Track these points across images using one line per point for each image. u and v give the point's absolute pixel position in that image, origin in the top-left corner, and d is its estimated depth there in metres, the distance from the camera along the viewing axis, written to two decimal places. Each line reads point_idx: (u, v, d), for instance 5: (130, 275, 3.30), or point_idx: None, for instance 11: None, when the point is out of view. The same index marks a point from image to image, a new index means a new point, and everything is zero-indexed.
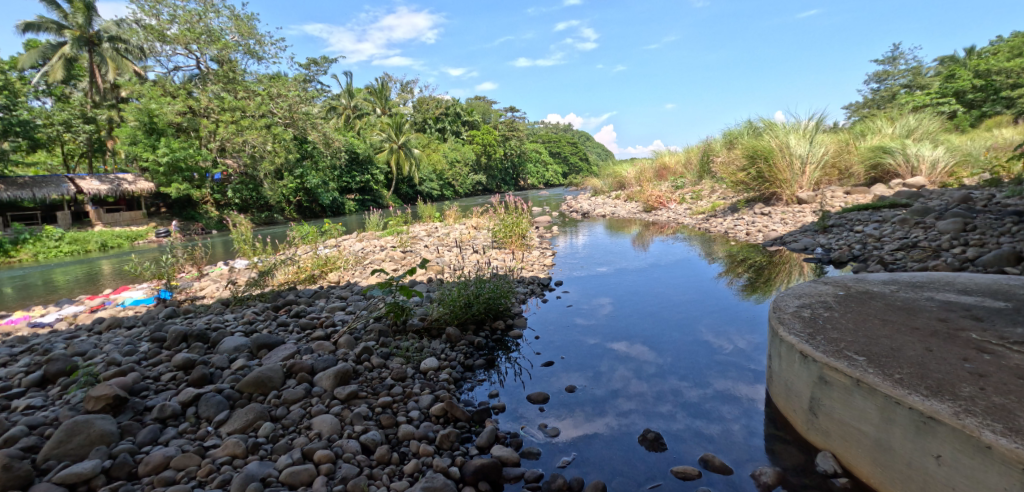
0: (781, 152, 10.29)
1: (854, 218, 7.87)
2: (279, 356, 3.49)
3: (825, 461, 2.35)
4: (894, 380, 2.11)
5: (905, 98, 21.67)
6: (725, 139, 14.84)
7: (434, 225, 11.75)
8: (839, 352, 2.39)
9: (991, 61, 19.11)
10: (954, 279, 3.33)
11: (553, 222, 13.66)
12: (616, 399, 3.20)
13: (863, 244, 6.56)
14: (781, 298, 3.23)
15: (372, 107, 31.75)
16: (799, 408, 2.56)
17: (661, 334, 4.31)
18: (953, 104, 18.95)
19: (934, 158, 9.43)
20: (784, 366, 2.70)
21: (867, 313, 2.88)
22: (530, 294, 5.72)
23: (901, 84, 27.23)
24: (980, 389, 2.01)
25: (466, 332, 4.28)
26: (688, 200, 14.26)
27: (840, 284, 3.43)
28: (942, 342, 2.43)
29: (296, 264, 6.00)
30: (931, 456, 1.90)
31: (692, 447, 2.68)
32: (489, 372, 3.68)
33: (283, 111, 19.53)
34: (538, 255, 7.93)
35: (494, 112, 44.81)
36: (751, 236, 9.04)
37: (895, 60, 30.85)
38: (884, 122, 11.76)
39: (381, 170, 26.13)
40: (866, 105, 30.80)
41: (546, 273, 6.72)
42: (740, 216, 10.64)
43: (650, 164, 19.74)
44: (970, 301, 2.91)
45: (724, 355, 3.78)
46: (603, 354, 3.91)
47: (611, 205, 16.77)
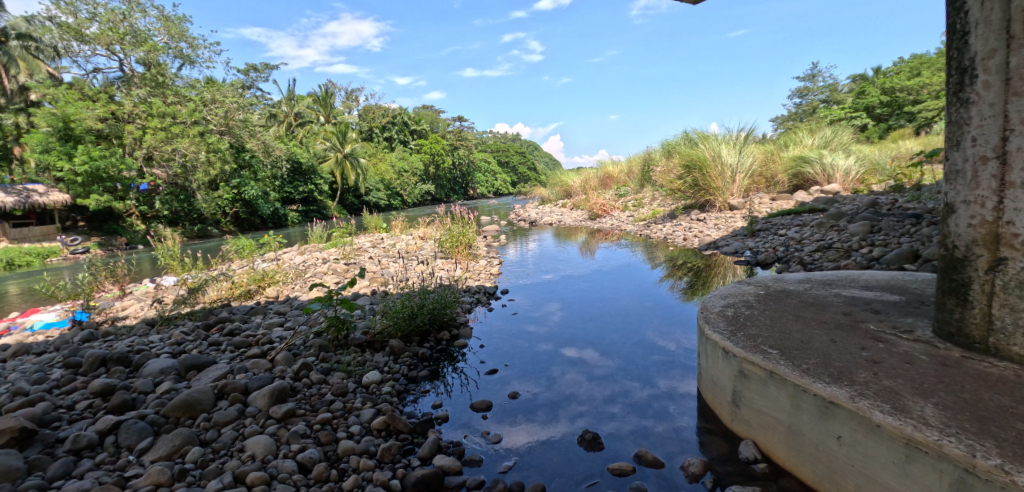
0: (713, 162, 10.95)
1: (779, 222, 8.49)
2: (210, 377, 3.33)
3: (746, 448, 2.52)
4: (801, 370, 2.29)
5: (824, 112, 23.61)
6: (662, 149, 15.56)
7: (380, 236, 11.59)
8: (755, 347, 2.58)
9: (895, 79, 21.11)
10: (860, 276, 3.68)
11: (500, 231, 13.82)
12: (565, 404, 3.28)
13: (786, 247, 7.09)
14: (709, 299, 3.45)
15: (316, 115, 31.17)
16: (724, 401, 2.73)
17: (606, 337, 4.47)
18: (864, 118, 20.89)
19: (846, 167, 10.30)
20: (710, 362, 2.87)
21: (783, 309, 3.13)
22: (477, 303, 5.74)
23: (820, 100, 29.68)
24: (874, 373, 2.21)
25: (410, 344, 4.26)
26: (631, 207, 14.84)
27: (761, 284, 3.70)
28: (844, 333, 2.67)
29: (230, 279, 5.74)
30: (833, 437, 2.08)
31: (628, 444, 2.81)
32: (433, 383, 3.68)
33: (218, 118, 18.46)
34: (485, 264, 8.00)
35: (443, 121, 44.80)
36: (687, 240, 9.54)
37: (814, 77, 33.44)
38: (804, 135, 12.72)
39: (325, 180, 25.47)
40: (791, 117, 33.04)
41: (492, 282, 6.79)
42: (678, 221, 11.21)
43: (595, 173, 20.35)
44: (870, 296, 3.23)
45: (664, 355, 3.98)
46: (551, 360, 4.01)
47: (558, 214, 17.22)
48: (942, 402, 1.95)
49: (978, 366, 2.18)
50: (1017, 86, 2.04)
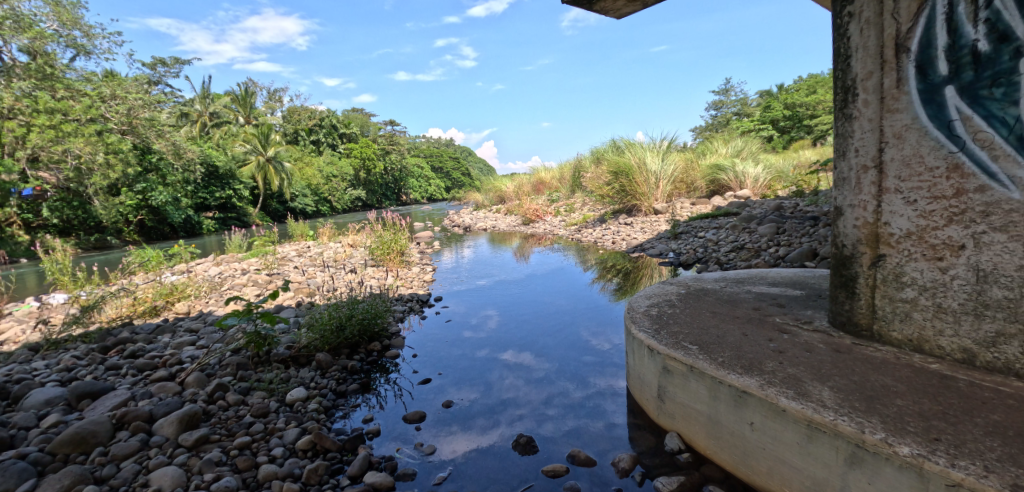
0: (639, 169, 11.50)
1: (698, 225, 9.05)
2: (107, 406, 3.00)
3: (671, 440, 2.64)
4: (718, 363, 2.44)
5: (737, 123, 25.54)
6: (592, 156, 16.11)
7: (306, 244, 11.05)
8: (677, 343, 2.72)
9: (796, 95, 23.28)
10: (768, 274, 4.00)
11: (434, 237, 13.65)
12: (503, 409, 3.28)
13: (705, 248, 7.57)
14: (635, 299, 3.60)
15: (234, 115, 29.44)
16: (650, 396, 2.85)
17: (541, 340, 4.53)
18: (770, 130, 22.84)
19: (755, 174, 11.21)
20: (636, 360, 2.99)
21: (701, 306, 3.34)
22: (409, 312, 5.62)
23: (733, 112, 32.10)
24: (779, 363, 2.39)
25: (339, 357, 4.08)
26: (562, 212, 15.20)
27: (682, 284, 3.92)
28: (754, 326, 2.89)
29: (132, 296, 5.22)
30: (746, 423, 2.23)
31: (562, 445, 2.85)
32: (364, 396, 3.55)
33: (119, 116, 16.75)
34: (418, 271, 7.86)
35: (373, 125, 43.67)
36: (616, 244, 9.92)
37: (728, 91, 36.13)
38: (719, 144, 13.68)
39: (246, 185, 23.92)
40: (708, 128, 35.42)
41: (425, 290, 6.68)
42: (608, 225, 11.64)
43: (528, 179, 20.67)
44: (776, 292, 3.51)
45: (598, 355, 4.10)
46: (489, 365, 4.00)
47: (492, 219, 17.30)
48: (836, 385, 2.15)
49: (865, 351, 2.43)
50: (890, 104, 2.32)
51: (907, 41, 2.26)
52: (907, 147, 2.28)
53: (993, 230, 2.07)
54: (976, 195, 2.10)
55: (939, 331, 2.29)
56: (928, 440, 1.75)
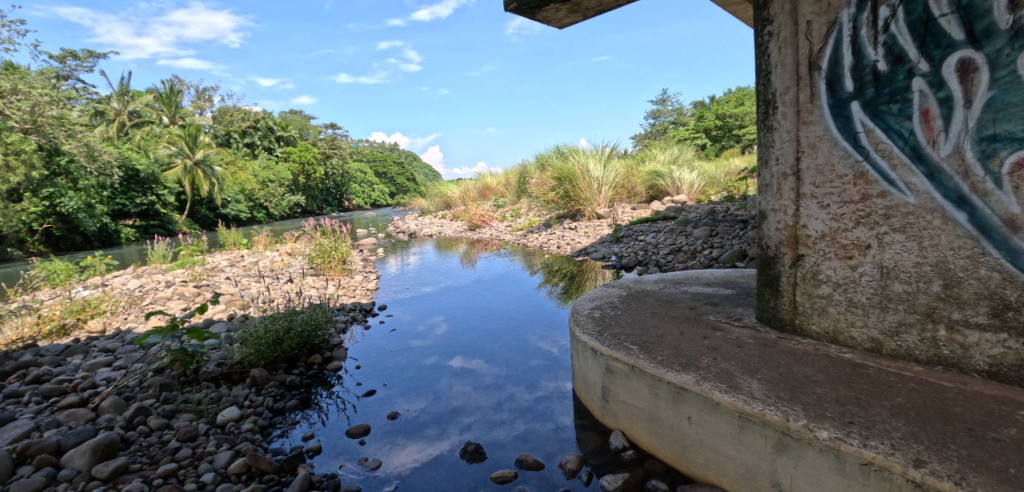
0: (582, 175, 11.78)
1: (639, 229, 9.39)
2: (4, 439, 2.69)
3: (616, 438, 2.71)
4: (657, 362, 2.54)
5: (673, 132, 26.79)
6: (536, 162, 16.34)
7: (238, 253, 10.45)
8: (619, 344, 2.80)
9: (726, 106, 24.75)
10: (703, 275, 4.20)
11: (378, 243, 13.32)
12: (452, 418, 3.24)
13: (645, 251, 7.86)
14: (579, 302, 3.67)
15: (156, 115, 27.59)
16: (594, 397, 2.91)
17: (490, 345, 4.51)
18: (703, 139, 24.12)
19: (691, 180, 11.80)
20: (581, 362, 3.05)
21: (642, 307, 3.46)
22: (352, 322, 5.44)
23: (670, 122, 33.63)
24: (713, 359, 2.52)
25: (275, 372, 3.89)
26: (508, 218, 15.29)
27: (624, 286, 4.04)
28: (690, 325, 3.03)
29: (36, 315, 4.71)
30: (684, 418, 2.33)
31: (510, 450, 2.86)
32: (303, 412, 3.39)
33: (20, 112, 14.12)
34: (361, 280, 7.63)
35: (312, 128, 42.13)
36: (561, 248, 10.10)
37: (664, 102, 37.82)
38: (656, 151, 14.28)
39: (171, 190, 22.33)
40: (647, 136, 36.89)
41: (369, 298, 6.49)
42: (553, 230, 11.82)
43: (473, 184, 20.65)
44: (710, 291, 3.70)
45: (546, 358, 4.14)
46: (437, 373, 3.94)
47: (437, 225, 17.12)
48: (764, 377, 2.28)
49: (789, 344, 2.60)
50: (805, 116, 2.52)
51: (819, 60, 2.46)
52: (820, 156, 2.47)
53: (894, 230, 2.28)
54: (879, 199, 2.31)
55: (851, 323, 2.49)
56: (844, 424, 1.89)
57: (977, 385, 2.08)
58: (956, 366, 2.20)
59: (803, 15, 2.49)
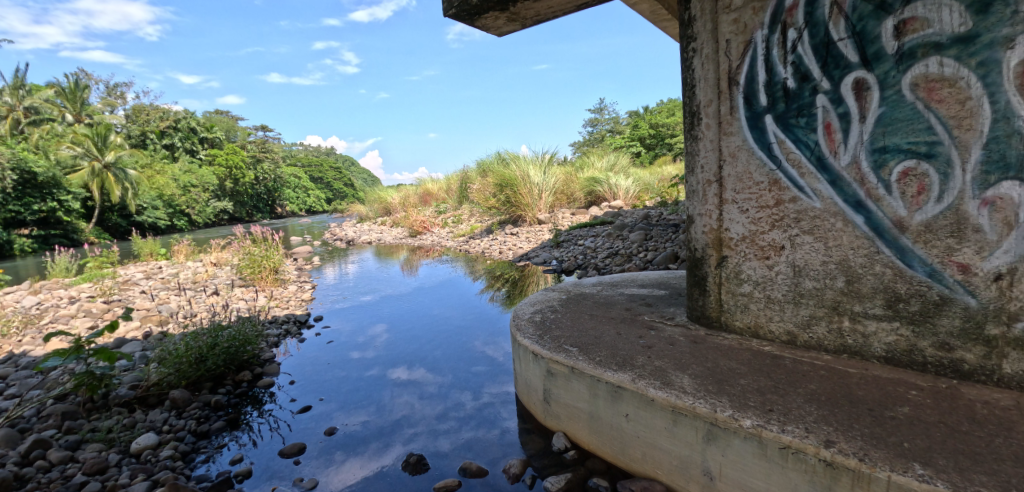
0: (523, 181, 11.93)
1: (578, 234, 9.63)
2: None
3: (558, 440, 2.76)
4: (595, 362, 2.61)
5: (610, 140, 27.73)
6: (478, 168, 16.37)
7: (157, 264, 9.67)
8: (558, 347, 2.86)
9: (659, 115, 25.97)
10: (638, 277, 4.38)
11: (313, 251, 12.78)
12: (396, 430, 3.17)
13: (584, 255, 8.07)
14: (520, 307, 3.72)
15: (58, 111, 25.35)
16: (536, 400, 2.95)
17: (433, 353, 4.45)
18: (638, 147, 25.16)
19: (626, 186, 12.27)
20: (522, 366, 3.09)
21: (580, 310, 3.55)
22: (285, 335, 5.18)
23: (607, 130, 34.80)
24: (648, 357, 2.63)
25: (199, 393, 3.64)
26: (450, 223, 15.19)
27: (563, 290, 4.13)
28: (626, 325, 3.14)
29: None
30: (622, 416, 2.42)
31: (454, 459, 2.83)
32: (231, 434, 3.20)
33: None
34: (295, 290, 7.28)
35: (240, 130, 39.85)
36: (503, 253, 10.16)
37: (602, 110, 39.13)
38: (594, 158, 14.73)
39: (75, 195, 20.30)
40: (586, 143, 37.97)
41: (303, 310, 6.21)
42: (494, 236, 11.87)
43: (414, 190, 20.34)
44: (645, 292, 3.86)
45: (491, 363, 4.15)
46: (380, 384, 3.83)
47: (377, 232, 16.70)
48: (694, 372, 2.41)
49: (716, 340, 2.77)
50: (726, 128, 2.71)
51: (737, 75, 2.66)
52: (739, 165, 2.67)
53: (804, 233, 2.50)
54: (791, 204, 2.52)
55: (770, 318, 2.68)
56: (764, 412, 2.03)
57: (876, 370, 2.30)
58: (858, 353, 2.42)
59: (722, 34, 2.69)
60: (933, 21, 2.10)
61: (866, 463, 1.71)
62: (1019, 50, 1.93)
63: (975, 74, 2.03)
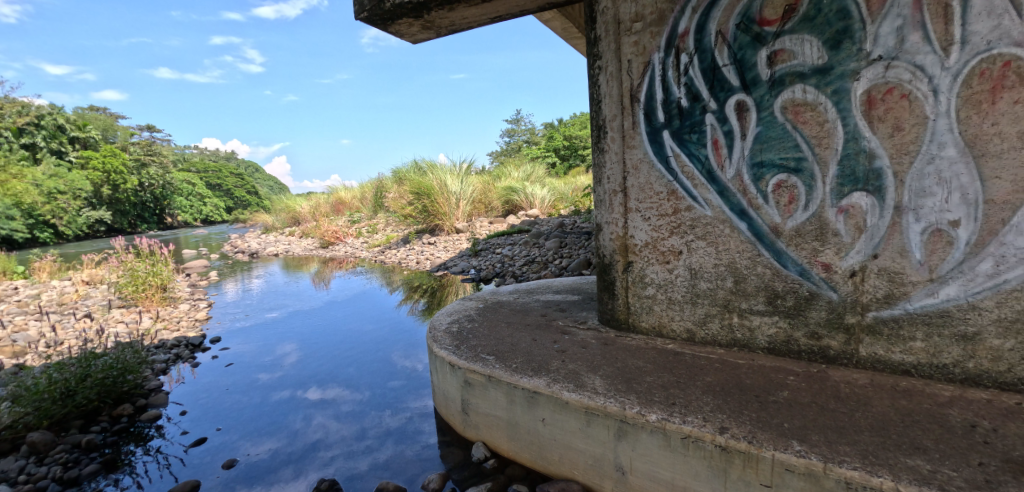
0: (440, 190, 11.84)
1: (495, 242, 9.73)
2: None
3: (477, 450, 2.75)
4: (511, 369, 2.65)
5: (527, 150, 28.38)
6: (393, 176, 15.98)
7: (11, 284, 8.32)
8: (475, 356, 2.87)
9: (572, 128, 27.04)
10: (553, 283, 4.51)
11: (210, 265, 11.71)
12: (309, 454, 2.98)
13: (502, 263, 8.16)
14: (437, 317, 3.67)
15: None
16: (455, 411, 2.93)
17: (349, 370, 4.25)
18: (553, 158, 25.99)
19: (542, 196, 12.61)
20: (439, 378, 3.05)
21: (497, 318, 3.59)
22: (175, 360, 4.68)
23: (524, 140, 35.59)
24: (562, 361, 2.72)
25: (67, 433, 3.19)
26: (365, 233, 14.65)
27: (480, 299, 4.14)
28: (541, 331, 3.22)
29: None
30: (539, 420, 2.46)
31: (370, 480, 2.71)
32: (109, 476, 2.84)
33: None
34: (187, 309, 6.62)
35: (121, 130, 35.67)
36: (420, 264, 9.98)
37: (518, 121, 39.99)
38: (511, 168, 14.98)
39: None
40: (503, 153, 38.52)
41: (197, 331, 5.64)
42: (411, 246, 11.63)
43: (325, 198, 19.38)
44: (560, 298, 3.99)
45: (410, 376, 4.05)
46: (290, 407, 3.59)
47: (284, 243, 15.68)
48: (605, 373, 2.53)
49: (625, 341, 2.93)
50: (629, 141, 2.90)
51: (638, 93, 2.85)
52: (642, 177, 2.86)
53: (698, 238, 2.73)
54: (687, 213, 2.74)
55: (672, 318, 2.89)
56: (668, 406, 2.17)
57: (761, 360, 2.56)
58: (746, 346, 2.68)
59: (625, 54, 2.88)
60: (798, 53, 2.39)
61: (754, 445, 1.89)
62: (863, 81, 2.26)
63: (831, 100, 2.34)
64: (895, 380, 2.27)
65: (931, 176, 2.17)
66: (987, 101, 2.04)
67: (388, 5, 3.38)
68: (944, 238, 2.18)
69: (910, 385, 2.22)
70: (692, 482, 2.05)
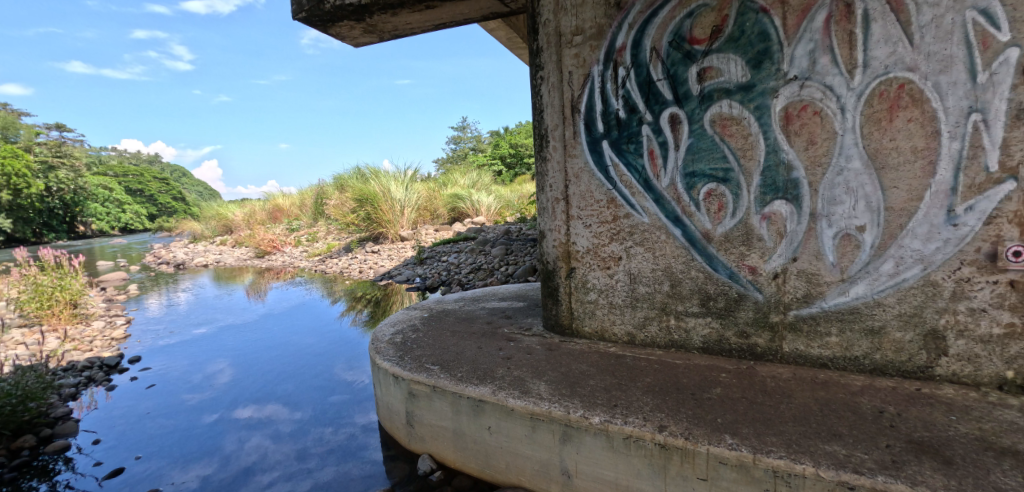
0: (384, 197, 11.59)
1: (441, 250, 9.64)
2: None
3: (423, 462, 2.70)
4: (457, 378, 2.62)
5: (473, 157, 28.39)
6: (335, 182, 15.48)
7: None
8: (420, 366, 2.82)
9: (518, 136, 27.35)
10: (498, 290, 4.53)
11: (129, 277, 10.81)
12: (244, 479, 2.81)
13: (448, 271, 8.09)
14: (380, 328, 3.57)
15: None
16: (399, 424, 2.86)
17: (287, 386, 4.05)
18: (499, 166, 26.15)
19: (488, 203, 12.64)
20: (383, 390, 2.97)
21: (442, 327, 3.55)
22: (87, 384, 4.28)
23: (470, 147, 35.58)
24: (507, 368, 2.73)
25: None
26: (304, 242, 14.07)
27: (425, 308, 4.08)
28: (487, 339, 3.22)
29: None
30: (485, 429, 2.46)
31: None
32: None
33: None
34: (102, 327, 6.07)
35: (24, 130, 32.31)
36: (364, 273, 9.71)
37: (464, 128, 39.96)
38: (457, 175, 14.92)
39: None
40: (449, 160, 38.31)
41: (113, 351, 5.17)
42: (354, 254, 11.30)
43: (261, 205, 18.46)
44: (505, 305, 4.00)
45: (354, 390, 3.92)
46: (223, 429, 3.37)
47: (215, 253, 14.76)
48: (550, 378, 2.57)
49: (569, 345, 2.98)
50: (570, 151, 2.97)
51: (578, 105, 2.94)
52: (582, 185, 2.94)
53: (637, 245, 2.83)
54: (626, 220, 2.84)
55: (613, 322, 2.98)
56: (610, 408, 2.23)
57: (697, 359, 2.69)
58: (682, 346, 2.80)
59: (566, 66, 2.96)
60: (724, 70, 2.56)
61: (691, 441, 1.98)
62: (781, 98, 2.44)
63: (754, 116, 2.51)
64: (815, 373, 2.45)
65: (840, 185, 2.38)
66: (885, 119, 2.26)
67: (328, 6, 3.28)
68: (852, 242, 2.39)
69: (828, 377, 2.40)
70: (634, 481, 2.11)
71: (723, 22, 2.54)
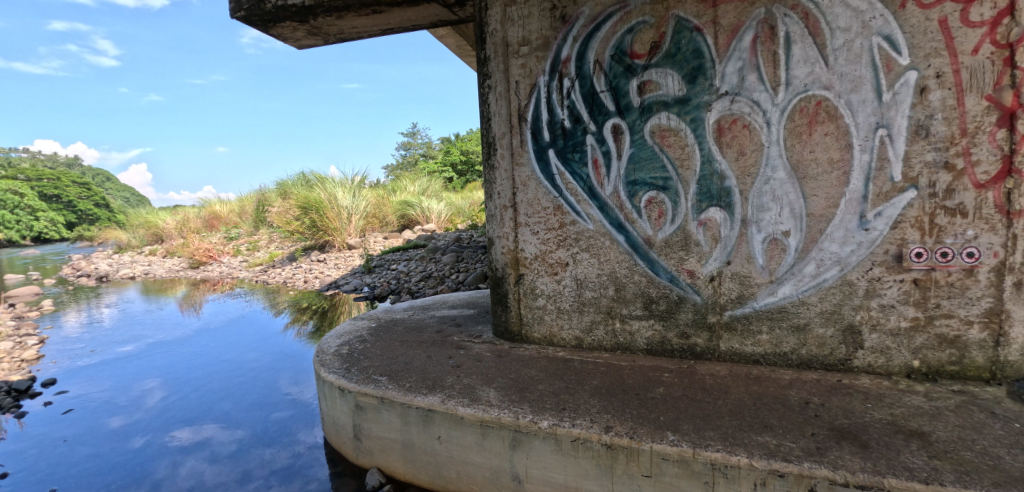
0: (330, 204, 11.25)
1: (390, 258, 9.46)
2: None
3: (372, 477, 2.64)
4: (405, 389, 2.59)
5: (424, 164, 28.10)
6: (277, 189, 14.86)
7: None
8: (367, 378, 2.76)
9: (469, 143, 27.35)
10: (448, 298, 4.50)
11: (43, 292, 9.88)
12: None
13: (397, 279, 7.95)
14: (325, 340, 3.46)
15: None
16: (346, 438, 2.78)
17: (226, 405, 3.85)
18: (450, 173, 26.01)
19: (438, 210, 12.53)
20: (328, 404, 2.88)
21: (391, 337, 3.48)
22: None
23: (420, 154, 35.20)
24: (457, 376, 2.72)
25: None
26: (244, 251, 13.40)
27: (373, 318, 3.99)
28: (436, 348, 3.19)
29: None
30: (434, 438, 2.43)
31: None
32: None
33: None
34: (10, 347, 5.51)
35: None
36: (309, 283, 9.37)
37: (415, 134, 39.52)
38: (406, 181, 14.71)
39: None
40: (399, 167, 37.71)
41: (23, 374, 4.71)
42: (298, 263, 10.88)
43: (196, 212, 17.41)
44: (456, 313, 3.99)
45: (299, 405, 3.77)
46: (154, 455, 3.15)
47: (143, 264, 13.77)
48: (499, 385, 2.58)
49: (519, 351, 3.01)
50: (518, 159, 3.02)
51: (525, 114, 2.99)
52: (530, 193, 3.00)
53: (583, 251, 2.91)
54: (572, 227, 2.92)
55: (561, 327, 3.04)
56: (559, 411, 2.28)
57: (641, 360, 2.79)
58: (627, 349, 2.90)
59: (512, 76, 3.01)
60: (662, 84, 2.69)
61: (635, 440, 2.05)
62: (714, 112, 2.60)
63: (689, 128, 2.65)
64: (749, 369, 2.60)
65: (768, 193, 2.56)
66: (806, 132, 2.45)
67: (269, 6, 3.17)
68: (779, 246, 2.57)
69: (760, 373, 2.56)
70: (583, 481, 2.16)
71: (660, 39, 2.67)
